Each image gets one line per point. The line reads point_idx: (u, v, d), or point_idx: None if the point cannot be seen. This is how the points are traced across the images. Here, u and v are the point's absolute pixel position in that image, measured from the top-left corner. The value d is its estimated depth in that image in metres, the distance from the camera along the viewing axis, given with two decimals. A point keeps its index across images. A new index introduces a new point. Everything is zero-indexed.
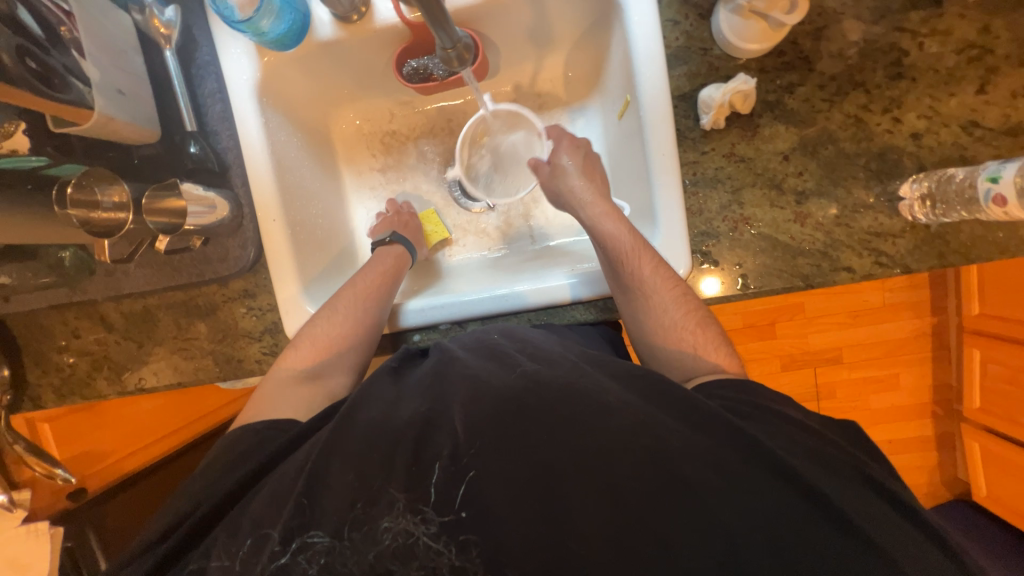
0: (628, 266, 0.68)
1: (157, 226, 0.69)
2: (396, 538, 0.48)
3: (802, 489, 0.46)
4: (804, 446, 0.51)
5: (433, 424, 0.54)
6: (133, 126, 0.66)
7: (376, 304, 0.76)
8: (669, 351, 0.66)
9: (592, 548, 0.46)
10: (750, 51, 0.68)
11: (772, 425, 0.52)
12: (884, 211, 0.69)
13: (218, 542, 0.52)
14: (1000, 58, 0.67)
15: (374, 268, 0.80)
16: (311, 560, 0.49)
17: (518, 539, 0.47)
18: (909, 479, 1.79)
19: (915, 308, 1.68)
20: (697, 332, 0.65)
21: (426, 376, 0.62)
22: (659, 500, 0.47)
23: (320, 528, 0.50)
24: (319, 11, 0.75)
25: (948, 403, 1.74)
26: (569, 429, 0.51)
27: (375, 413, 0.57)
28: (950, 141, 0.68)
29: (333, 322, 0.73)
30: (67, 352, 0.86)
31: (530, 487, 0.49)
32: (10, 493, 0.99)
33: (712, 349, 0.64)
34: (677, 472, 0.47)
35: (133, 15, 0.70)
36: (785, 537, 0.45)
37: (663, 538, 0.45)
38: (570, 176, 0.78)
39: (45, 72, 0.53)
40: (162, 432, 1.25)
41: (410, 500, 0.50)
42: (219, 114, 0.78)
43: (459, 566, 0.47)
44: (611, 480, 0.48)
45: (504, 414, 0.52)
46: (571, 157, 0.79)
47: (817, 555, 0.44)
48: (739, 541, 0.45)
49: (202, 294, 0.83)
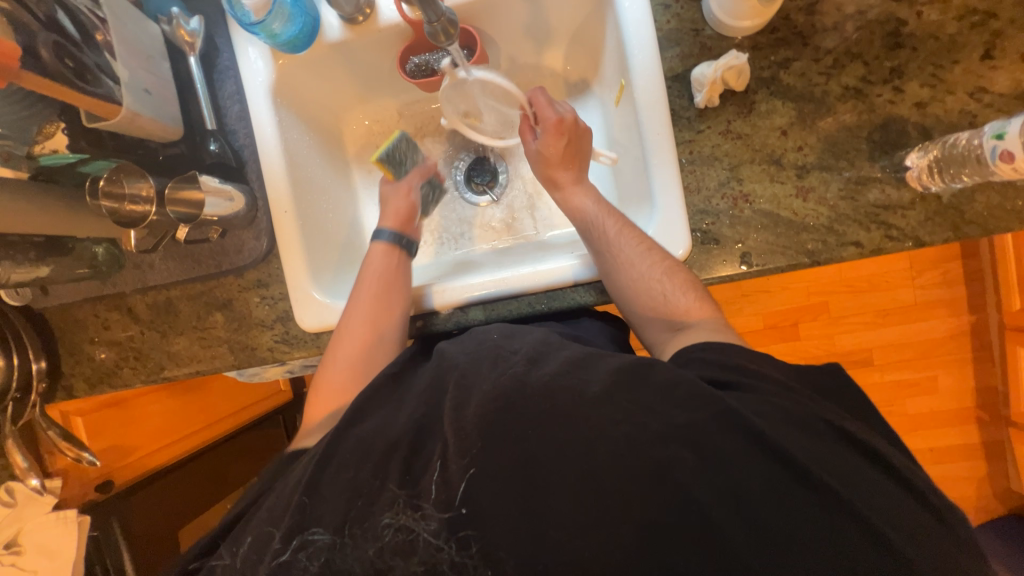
0: (597, 230, 0.73)
1: (176, 215, 0.74)
2: (397, 534, 0.50)
3: (805, 481, 0.45)
4: (804, 426, 0.49)
5: (427, 429, 0.55)
6: (159, 123, 0.71)
7: (372, 323, 0.74)
8: (645, 308, 0.67)
9: (589, 537, 0.46)
10: (742, 29, 0.68)
11: (767, 405, 0.50)
12: (890, 183, 0.67)
13: (241, 531, 0.57)
14: (1005, 22, 0.65)
15: (367, 285, 0.77)
16: (312, 558, 0.51)
17: (509, 537, 0.47)
18: (954, 489, 1.66)
19: (950, 305, 1.59)
20: (665, 280, 0.67)
21: (423, 380, 0.60)
22: (649, 494, 0.46)
23: (320, 526, 0.52)
24: (328, 16, 0.80)
25: (995, 408, 1.62)
26: (563, 412, 0.50)
27: (370, 423, 0.58)
28: (957, 109, 0.66)
29: (339, 364, 0.72)
30: (97, 344, 0.92)
31: (523, 487, 0.48)
32: (44, 478, 1.01)
33: (681, 294, 0.66)
34: (668, 464, 0.46)
35: (161, 26, 0.77)
36: (772, 522, 0.44)
37: (654, 533, 0.45)
38: (550, 166, 0.78)
39: (79, 68, 0.59)
40: (184, 432, 1.30)
41: (410, 497, 0.51)
42: (237, 114, 0.83)
43: (459, 562, 0.48)
44: (602, 475, 0.47)
45: (498, 415, 0.51)
46: (550, 144, 0.77)
47: (811, 537, 0.44)
48: (726, 532, 0.44)
49: (219, 286, 0.87)
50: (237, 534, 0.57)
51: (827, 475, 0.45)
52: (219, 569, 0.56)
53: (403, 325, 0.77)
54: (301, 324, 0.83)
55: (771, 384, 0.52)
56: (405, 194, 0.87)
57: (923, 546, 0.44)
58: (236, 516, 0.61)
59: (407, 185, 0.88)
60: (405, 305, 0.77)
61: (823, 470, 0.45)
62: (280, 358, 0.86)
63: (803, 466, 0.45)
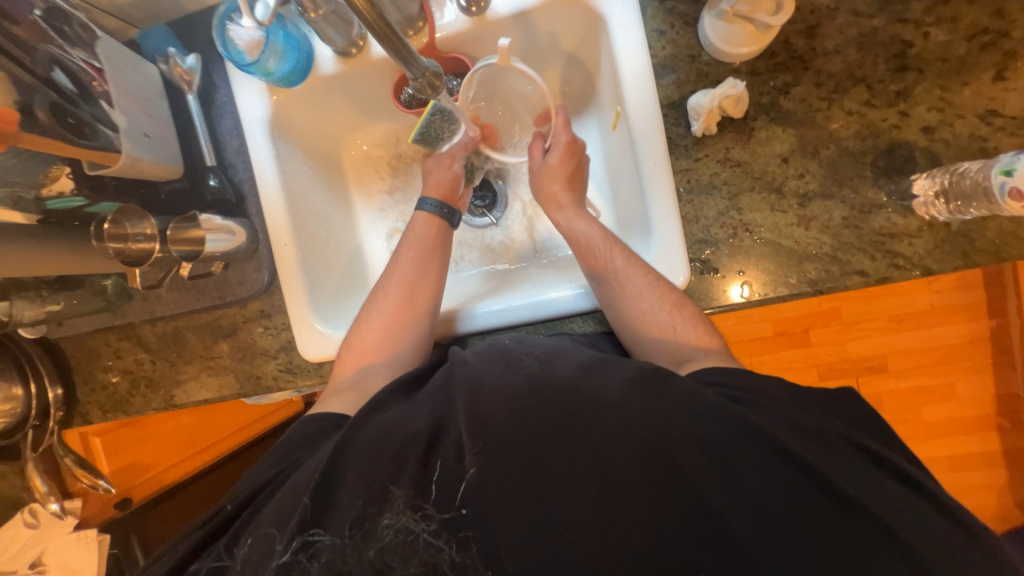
0: (603, 258, 0.71)
1: (179, 254, 0.75)
2: (396, 534, 0.48)
3: (816, 483, 0.44)
4: (805, 432, 0.48)
5: (442, 427, 0.53)
6: (159, 165, 0.73)
7: (409, 292, 0.76)
8: (652, 341, 0.65)
9: (607, 546, 0.44)
10: (740, 56, 0.66)
11: (772, 417, 0.49)
12: (897, 211, 0.65)
13: (241, 531, 0.55)
14: (1018, 41, 0.62)
15: (408, 250, 0.80)
16: (313, 559, 0.49)
17: (518, 541, 0.45)
18: (973, 498, 1.62)
19: (968, 310, 1.54)
20: (674, 313, 0.65)
21: (436, 381, 0.61)
22: (653, 498, 0.45)
23: (322, 527, 0.50)
24: (321, 49, 0.81)
25: (1017, 415, 1.57)
26: (564, 421, 0.50)
27: (381, 425, 0.56)
28: (967, 133, 0.63)
29: (377, 331, 0.74)
30: (111, 370, 0.94)
31: (525, 486, 0.47)
32: (63, 501, 1.06)
33: (691, 328, 0.64)
34: (676, 464, 0.46)
35: (160, 66, 0.79)
36: (785, 541, 0.43)
37: (657, 531, 0.44)
38: (553, 177, 0.79)
39: (76, 124, 0.61)
40: (203, 445, 1.34)
41: (410, 497, 0.49)
42: (236, 148, 0.84)
43: (460, 562, 0.46)
44: (607, 476, 0.46)
45: (505, 417, 0.51)
46: (559, 161, 0.79)
47: (824, 556, 0.42)
48: (747, 547, 0.43)
49: (224, 316, 0.89)
50: (236, 533, 0.55)
51: (835, 503, 0.44)
52: (214, 571, 0.54)
53: (439, 295, 0.79)
54: (303, 353, 0.84)
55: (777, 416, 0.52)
56: (448, 166, 0.83)
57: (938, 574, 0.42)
58: (235, 513, 0.58)
59: (450, 158, 0.83)
60: (441, 274, 0.79)
61: (836, 489, 0.44)
62: (284, 385, 0.87)
63: (810, 466, 0.45)
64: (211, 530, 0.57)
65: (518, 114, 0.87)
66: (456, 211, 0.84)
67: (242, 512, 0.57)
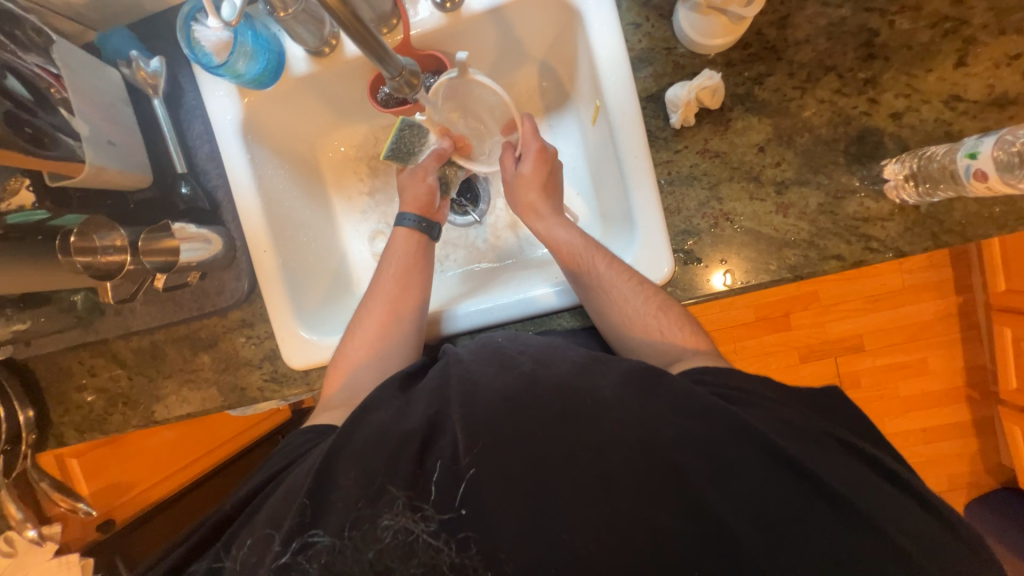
0: (586, 266, 0.70)
1: (153, 265, 0.73)
2: (396, 535, 0.48)
3: (797, 479, 0.46)
4: (796, 430, 0.50)
5: (439, 426, 0.53)
6: (126, 173, 0.70)
7: (392, 306, 0.75)
8: (640, 343, 0.66)
9: (605, 543, 0.45)
10: (714, 47, 0.67)
11: (771, 422, 0.50)
12: (870, 195, 0.67)
13: (240, 530, 0.54)
14: (977, 28, 0.64)
15: (388, 265, 0.79)
16: (312, 560, 0.48)
17: (518, 541, 0.45)
18: (947, 467, 1.70)
19: (937, 288, 1.60)
20: (660, 316, 0.65)
21: (431, 380, 0.59)
22: (650, 493, 0.46)
23: (321, 528, 0.49)
24: (293, 48, 0.79)
25: (984, 385, 1.65)
26: (559, 421, 0.50)
27: (371, 428, 0.54)
28: (933, 118, 0.65)
29: (360, 347, 0.73)
30: (86, 389, 0.90)
31: (523, 484, 0.47)
32: (40, 527, 1.03)
33: (677, 329, 0.65)
34: (670, 457, 0.46)
35: (121, 70, 0.75)
36: (772, 516, 0.44)
37: (659, 532, 0.44)
38: (528, 185, 0.78)
39: (36, 133, 0.58)
40: (189, 459, 1.29)
41: (409, 497, 0.49)
42: (208, 153, 0.82)
43: (459, 563, 0.46)
44: (605, 473, 0.47)
45: (498, 416, 0.51)
46: (532, 170, 0.78)
47: (809, 537, 0.44)
48: (735, 531, 0.44)
49: (204, 327, 0.86)
50: (234, 533, 0.54)
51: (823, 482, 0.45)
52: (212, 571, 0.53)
53: (425, 305, 0.78)
54: (289, 362, 0.82)
55: (764, 402, 0.53)
56: (422, 179, 0.81)
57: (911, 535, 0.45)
58: (234, 513, 0.58)
59: (423, 170, 0.81)
60: (426, 286, 0.78)
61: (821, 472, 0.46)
62: (271, 395, 0.85)
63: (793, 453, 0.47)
64: (204, 533, 0.57)
65: (489, 128, 0.85)
66: (433, 221, 0.83)
67: (241, 512, 0.57)
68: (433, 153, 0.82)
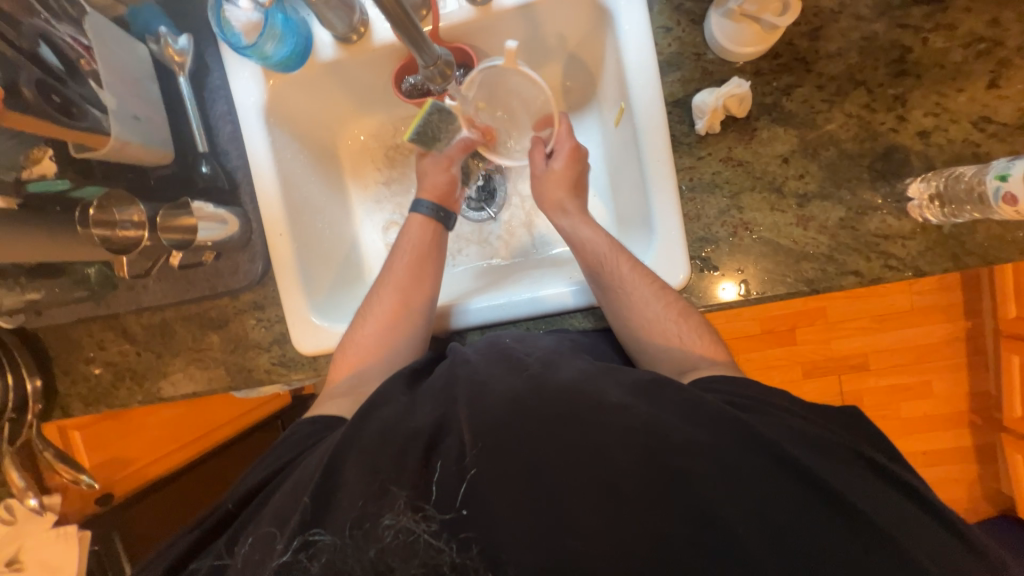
0: (609, 267, 0.70)
1: (169, 242, 0.73)
2: (397, 536, 0.47)
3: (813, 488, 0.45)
4: (808, 445, 0.49)
5: (445, 426, 0.54)
6: (149, 149, 0.70)
7: (404, 296, 0.75)
8: (655, 348, 0.66)
9: (613, 552, 0.44)
10: (745, 55, 0.67)
11: (781, 431, 0.50)
12: (892, 213, 0.66)
13: (242, 530, 0.54)
14: (1012, 50, 0.64)
15: (402, 254, 0.79)
16: (313, 559, 0.47)
17: (522, 544, 0.45)
18: (945, 492, 1.69)
19: (947, 312, 1.59)
20: (679, 322, 0.66)
21: (437, 380, 0.61)
22: (659, 501, 0.45)
23: (323, 526, 0.49)
24: (320, 33, 0.79)
25: (988, 412, 1.64)
26: (564, 423, 0.49)
27: (382, 422, 0.56)
28: (961, 138, 0.65)
29: (370, 334, 0.73)
30: (94, 362, 0.91)
31: (530, 487, 0.47)
32: (41, 497, 1.00)
33: (695, 337, 0.64)
34: (680, 464, 0.46)
35: (149, 46, 0.75)
36: (786, 531, 0.43)
37: (660, 535, 0.44)
38: (558, 181, 0.78)
39: (64, 103, 0.58)
40: (184, 441, 1.29)
41: (410, 497, 0.48)
42: (229, 134, 0.82)
43: (460, 564, 0.45)
44: (610, 481, 0.46)
45: (504, 417, 0.50)
46: (564, 168, 0.79)
47: (830, 556, 0.42)
48: (745, 546, 0.43)
49: (215, 307, 0.86)
50: (235, 533, 0.54)
51: (838, 500, 0.44)
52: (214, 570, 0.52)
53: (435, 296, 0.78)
54: (298, 347, 0.82)
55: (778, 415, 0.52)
56: (445, 168, 0.81)
57: (935, 556, 0.44)
58: (236, 511, 0.57)
59: (449, 159, 0.81)
60: (437, 278, 0.78)
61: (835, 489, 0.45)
62: (278, 379, 0.85)
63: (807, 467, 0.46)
64: (207, 530, 0.56)
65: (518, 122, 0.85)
66: (449, 212, 0.82)
67: (244, 510, 0.56)
68: (460, 142, 0.81)
